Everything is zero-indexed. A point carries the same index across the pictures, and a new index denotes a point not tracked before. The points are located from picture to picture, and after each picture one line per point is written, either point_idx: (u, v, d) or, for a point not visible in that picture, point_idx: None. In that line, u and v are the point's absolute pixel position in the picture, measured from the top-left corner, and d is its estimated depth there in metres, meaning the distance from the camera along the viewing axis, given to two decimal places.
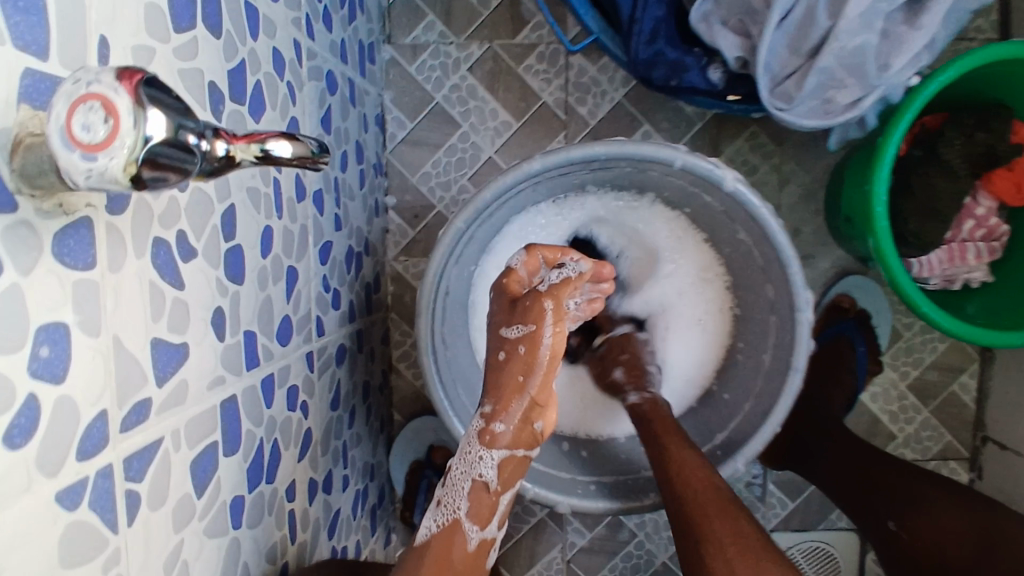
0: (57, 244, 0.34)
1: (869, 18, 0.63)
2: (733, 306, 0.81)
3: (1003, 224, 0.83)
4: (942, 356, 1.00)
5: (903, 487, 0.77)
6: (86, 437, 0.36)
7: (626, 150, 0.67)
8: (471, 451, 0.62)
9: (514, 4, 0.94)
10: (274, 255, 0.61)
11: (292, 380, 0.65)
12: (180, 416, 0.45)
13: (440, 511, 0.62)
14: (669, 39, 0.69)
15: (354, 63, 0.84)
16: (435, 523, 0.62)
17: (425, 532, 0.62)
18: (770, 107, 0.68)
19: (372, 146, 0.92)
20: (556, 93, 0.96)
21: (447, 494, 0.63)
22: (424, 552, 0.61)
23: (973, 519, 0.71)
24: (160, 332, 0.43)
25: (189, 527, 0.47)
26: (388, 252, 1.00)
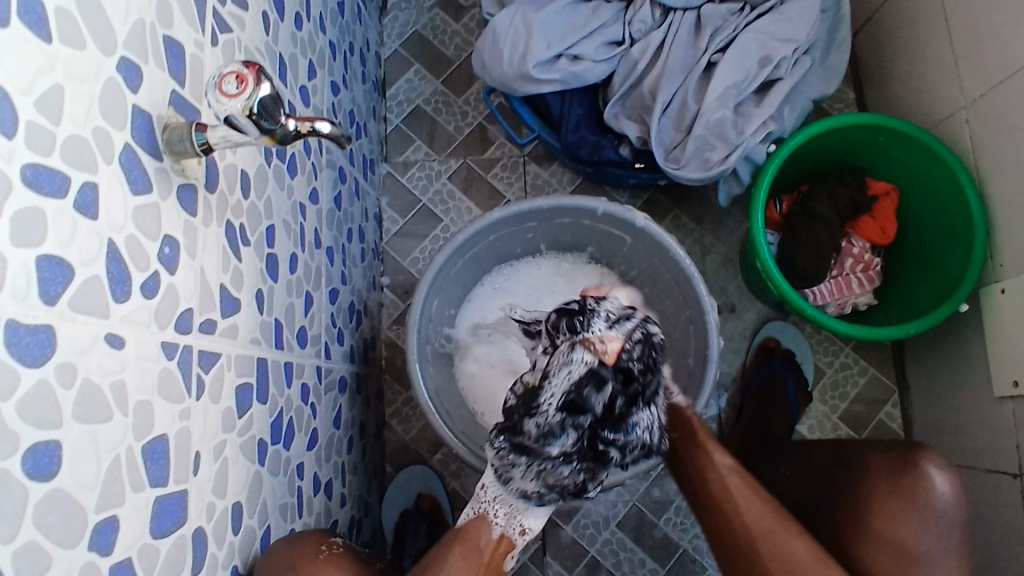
0: (178, 192, 0.55)
1: (724, 101, 0.91)
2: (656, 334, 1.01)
3: (876, 259, 1.04)
4: (865, 388, 1.14)
5: (799, 454, 0.94)
6: (180, 318, 0.54)
7: (561, 201, 0.91)
8: (482, 494, 0.82)
9: (482, 130, 1.24)
10: (298, 275, 0.82)
11: (304, 378, 0.82)
12: (232, 347, 0.63)
13: (475, 504, 0.83)
14: (589, 129, 0.97)
15: (359, 168, 1.10)
16: (472, 512, 0.82)
17: (465, 517, 0.82)
18: (665, 166, 0.93)
19: (371, 234, 1.15)
20: (517, 192, 1.22)
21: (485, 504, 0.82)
22: (462, 533, 0.81)
23: (833, 453, 0.87)
24: (226, 281, 0.62)
25: (230, 435, 0.62)
26: (383, 322, 1.19)
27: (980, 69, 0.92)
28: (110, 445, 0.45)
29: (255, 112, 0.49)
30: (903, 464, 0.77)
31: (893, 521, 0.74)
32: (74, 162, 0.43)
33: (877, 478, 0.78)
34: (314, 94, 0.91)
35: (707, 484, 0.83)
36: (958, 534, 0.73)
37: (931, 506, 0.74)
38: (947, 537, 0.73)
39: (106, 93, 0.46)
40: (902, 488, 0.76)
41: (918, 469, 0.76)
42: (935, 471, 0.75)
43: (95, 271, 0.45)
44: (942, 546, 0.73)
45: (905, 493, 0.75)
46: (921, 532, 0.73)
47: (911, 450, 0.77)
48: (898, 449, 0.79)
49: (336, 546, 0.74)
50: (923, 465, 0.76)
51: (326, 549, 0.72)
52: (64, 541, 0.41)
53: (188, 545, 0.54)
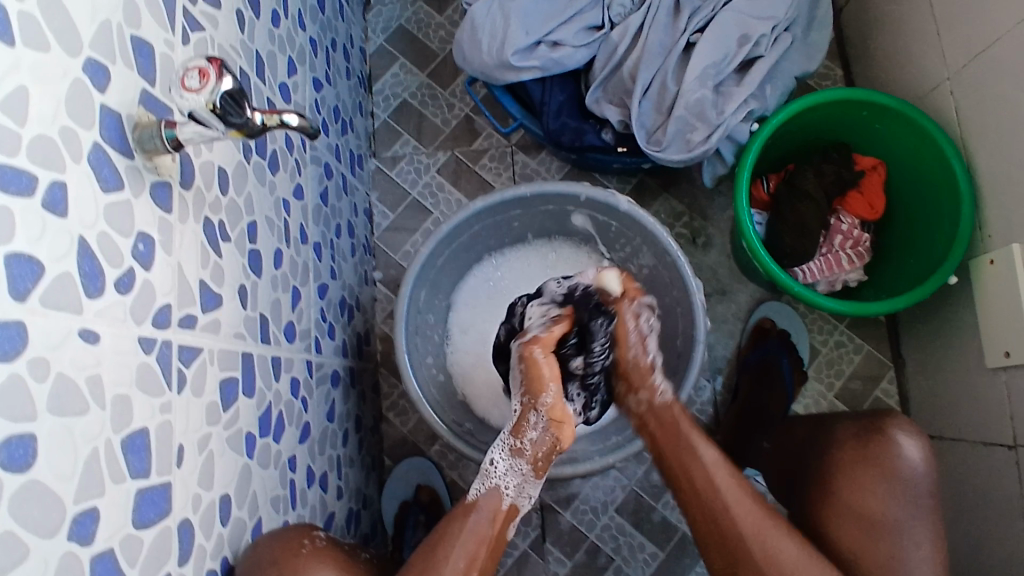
0: (151, 190, 0.56)
1: (703, 81, 0.91)
2: None
3: (865, 235, 1.03)
4: (860, 366, 1.13)
5: (781, 428, 0.94)
6: (158, 314, 0.55)
7: (544, 188, 0.91)
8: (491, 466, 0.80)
9: (469, 122, 1.24)
10: (283, 270, 0.82)
11: (293, 372, 0.82)
12: (214, 342, 0.64)
13: (483, 479, 0.80)
14: (571, 115, 0.97)
15: (346, 163, 1.11)
16: (481, 488, 0.79)
17: (475, 492, 0.79)
18: (647, 149, 0.93)
19: (361, 229, 1.16)
20: (506, 182, 1.23)
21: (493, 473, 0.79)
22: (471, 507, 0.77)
23: (809, 424, 0.87)
24: (205, 277, 0.63)
25: (215, 428, 0.63)
26: (377, 317, 1.20)
27: (962, 38, 0.91)
28: (87, 438, 0.46)
29: (218, 106, 0.49)
30: (868, 432, 0.78)
31: (859, 490, 0.75)
32: (41, 162, 0.44)
33: (844, 449, 0.78)
34: (295, 90, 0.91)
35: (695, 478, 0.78)
36: (926, 501, 0.74)
37: (898, 474, 0.75)
38: (915, 504, 0.74)
39: (72, 93, 0.47)
40: (868, 454, 0.76)
41: (884, 437, 0.76)
42: (901, 438, 0.76)
43: (67, 267, 0.45)
44: (909, 515, 0.73)
45: (872, 459, 0.76)
46: (888, 501, 0.74)
47: (877, 419, 0.78)
48: (866, 418, 0.80)
49: (319, 539, 0.73)
50: (888, 432, 0.77)
51: (309, 543, 0.71)
52: (42, 532, 0.42)
53: (173, 536, 0.55)
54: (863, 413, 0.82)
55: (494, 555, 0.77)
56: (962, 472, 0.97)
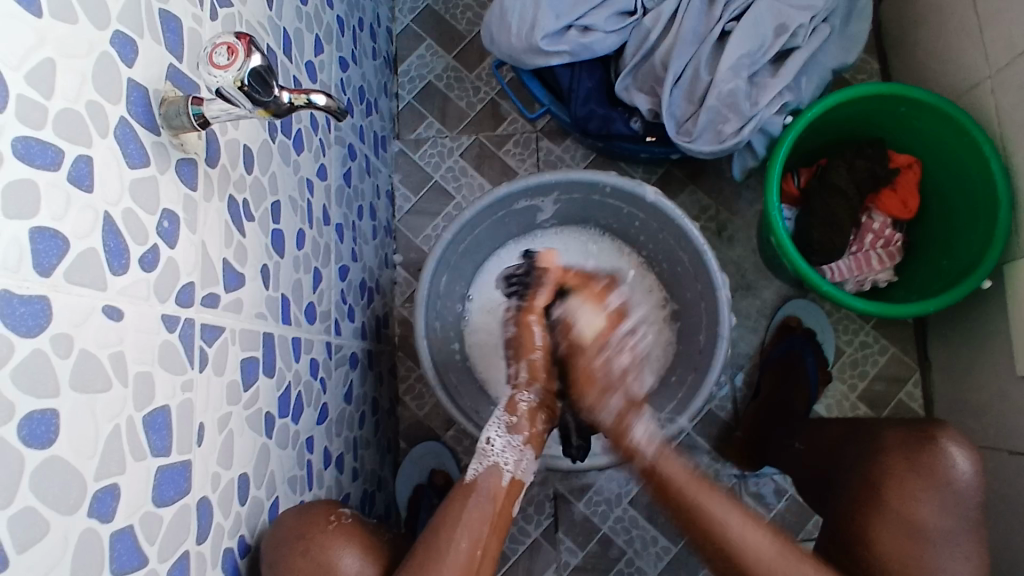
0: (177, 168, 0.55)
1: (737, 71, 0.89)
2: (669, 306, 1.00)
3: (898, 234, 1.01)
4: (885, 368, 1.11)
5: (813, 427, 0.93)
6: (181, 293, 0.55)
7: (570, 176, 0.89)
8: (486, 448, 0.82)
9: (494, 106, 1.23)
10: (305, 251, 0.82)
11: (313, 353, 0.82)
12: (236, 321, 0.64)
13: (481, 461, 0.80)
14: (599, 101, 0.95)
15: (370, 144, 1.10)
16: (478, 467, 0.79)
17: (473, 472, 0.79)
18: (676, 140, 0.91)
19: (383, 211, 1.15)
20: (529, 168, 1.21)
21: (489, 451, 0.81)
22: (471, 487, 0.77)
23: (852, 427, 0.84)
24: (228, 257, 0.63)
25: (236, 407, 0.63)
26: (396, 300, 1.19)
27: (1005, 35, 0.88)
28: (109, 415, 0.46)
29: (246, 84, 0.48)
30: (920, 440, 0.75)
31: (909, 497, 0.72)
32: (67, 136, 0.43)
33: (893, 454, 0.75)
34: (321, 70, 0.90)
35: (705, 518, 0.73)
36: (973, 515, 0.71)
37: (949, 485, 0.72)
38: (963, 518, 0.71)
39: (99, 68, 0.46)
40: (918, 463, 0.73)
41: (936, 444, 0.74)
42: (953, 448, 0.73)
43: (91, 243, 0.45)
44: (959, 527, 0.71)
45: (922, 468, 0.73)
46: (937, 511, 0.71)
47: (929, 426, 0.76)
48: (916, 425, 0.77)
49: (346, 516, 0.71)
50: (940, 441, 0.74)
51: (335, 520, 0.69)
52: (62, 507, 0.42)
53: (192, 514, 0.55)
54: (911, 420, 0.79)
55: (500, 535, 0.75)
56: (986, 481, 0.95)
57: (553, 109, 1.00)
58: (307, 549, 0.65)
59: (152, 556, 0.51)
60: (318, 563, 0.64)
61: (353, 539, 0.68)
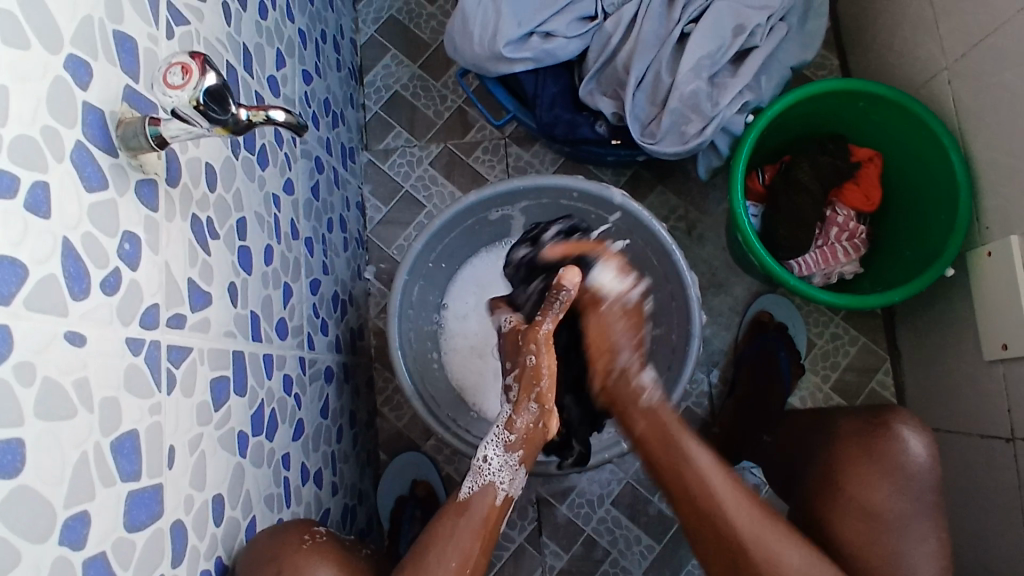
0: (137, 188, 0.55)
1: (698, 72, 0.90)
2: None
3: (862, 227, 1.02)
4: (856, 358, 1.13)
5: (780, 419, 0.94)
6: (146, 314, 0.54)
7: (538, 182, 0.90)
8: (482, 465, 0.78)
9: (461, 114, 1.23)
10: (274, 266, 0.81)
11: (286, 369, 0.82)
12: (204, 341, 0.63)
13: (474, 477, 0.78)
14: (564, 106, 0.96)
15: (337, 156, 1.10)
16: (472, 485, 0.77)
17: (467, 490, 0.77)
18: (642, 142, 0.93)
19: (354, 223, 1.15)
20: (499, 174, 1.22)
21: (483, 468, 0.78)
22: (462, 506, 0.75)
23: (811, 417, 0.86)
24: (194, 276, 0.62)
25: (207, 427, 0.62)
26: (371, 311, 1.19)
27: (959, 29, 0.91)
28: (75, 442, 0.45)
29: (201, 103, 0.48)
30: (873, 426, 0.77)
31: (864, 482, 0.74)
32: (23, 162, 0.43)
33: (850, 442, 0.77)
34: (283, 84, 0.90)
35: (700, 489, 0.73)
36: (930, 497, 0.73)
37: (906, 471, 0.74)
38: (920, 501, 0.73)
39: (52, 92, 0.46)
40: (874, 451, 0.75)
41: (888, 430, 0.76)
42: (908, 434, 0.75)
43: (50, 269, 0.44)
44: (915, 509, 0.72)
45: (877, 456, 0.75)
46: (892, 495, 0.73)
47: (883, 413, 0.78)
48: (870, 414, 0.79)
49: (320, 535, 0.72)
50: (894, 426, 0.76)
51: (310, 538, 0.70)
52: (32, 535, 0.41)
53: (166, 537, 0.55)
54: (868, 408, 0.81)
55: (489, 553, 0.74)
56: (957, 463, 0.97)
57: (518, 116, 1.00)
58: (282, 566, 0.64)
59: None
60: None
61: (330, 556, 0.68)
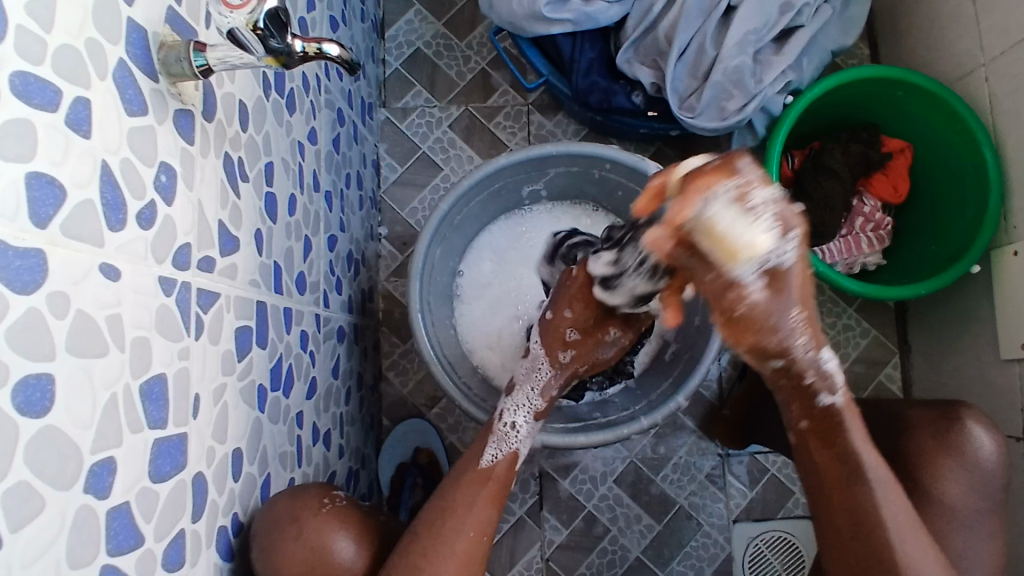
0: (175, 119, 0.51)
1: (742, 47, 0.88)
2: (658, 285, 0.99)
3: (887, 219, 1.02)
4: (866, 350, 1.13)
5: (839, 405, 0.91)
6: (179, 254, 0.51)
7: (573, 149, 0.87)
8: (505, 435, 0.78)
9: (485, 77, 1.19)
10: (297, 217, 0.78)
11: (303, 325, 0.79)
12: (231, 288, 0.60)
13: (499, 444, 0.77)
14: (601, 74, 0.93)
15: (357, 111, 1.06)
16: (498, 453, 0.76)
17: (491, 459, 0.75)
18: (679, 116, 0.90)
19: (369, 182, 1.11)
20: (520, 142, 1.19)
21: (502, 434, 0.78)
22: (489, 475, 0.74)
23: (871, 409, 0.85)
24: (224, 219, 0.59)
25: (230, 378, 0.59)
26: (381, 274, 1.16)
27: (1002, 24, 0.89)
28: (106, 383, 0.43)
29: (259, 27, 0.45)
30: (947, 419, 0.75)
31: (936, 474, 0.74)
32: (67, 75, 0.39)
33: (921, 433, 0.76)
34: (312, 27, 0.86)
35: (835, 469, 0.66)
36: (996, 494, 0.74)
37: (978, 466, 0.74)
38: (987, 497, 0.73)
39: (100, 2, 0.42)
40: (948, 444, 0.74)
41: (960, 424, 0.75)
42: (979, 429, 0.74)
43: (89, 195, 0.41)
44: (982, 505, 0.73)
45: (950, 449, 0.74)
46: (964, 491, 0.73)
47: (952, 406, 0.76)
48: (939, 405, 0.77)
49: (340, 499, 0.69)
50: (966, 421, 0.75)
51: (330, 502, 0.67)
52: (57, 482, 0.38)
53: (188, 489, 0.52)
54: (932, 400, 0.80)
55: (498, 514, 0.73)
56: None
57: (550, 81, 0.97)
58: (300, 533, 0.62)
59: (148, 534, 0.47)
60: (309, 547, 0.63)
61: (346, 524, 0.66)
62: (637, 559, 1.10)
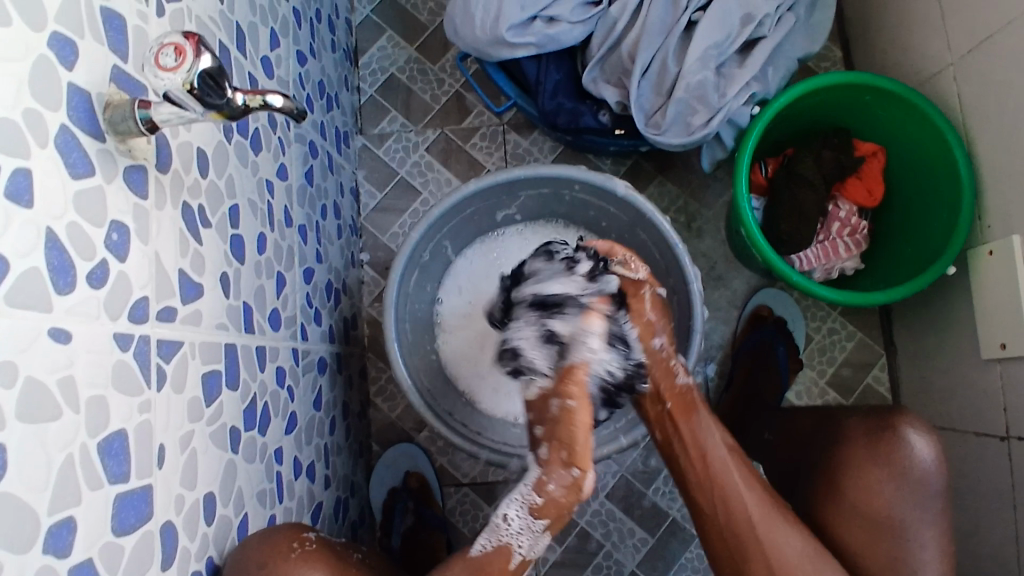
0: (126, 175, 0.52)
1: (705, 62, 0.88)
2: None
3: (863, 223, 1.02)
4: (853, 353, 1.12)
5: (784, 418, 0.93)
6: (135, 308, 0.52)
7: (540, 172, 0.88)
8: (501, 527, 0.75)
9: (459, 99, 1.20)
10: (267, 255, 0.79)
11: (279, 361, 0.80)
12: (196, 334, 0.61)
13: (492, 534, 0.76)
14: (567, 95, 0.93)
15: (331, 141, 1.07)
16: (488, 543, 0.75)
17: (482, 548, 0.75)
18: (646, 133, 0.91)
19: (348, 210, 1.12)
20: (497, 162, 1.19)
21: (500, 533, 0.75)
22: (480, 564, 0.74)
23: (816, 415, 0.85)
24: (185, 267, 0.60)
25: (198, 424, 0.60)
26: (364, 300, 1.17)
27: (966, 24, 0.89)
28: (60, 444, 0.43)
29: (196, 87, 0.45)
30: (882, 428, 0.76)
31: (865, 486, 0.74)
32: (2, 147, 0.40)
33: (856, 442, 0.77)
34: (277, 65, 0.87)
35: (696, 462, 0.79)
36: (935, 502, 0.73)
37: (910, 474, 0.73)
38: (925, 506, 0.73)
39: (35, 72, 0.43)
40: (878, 454, 0.75)
41: (896, 433, 0.75)
42: (916, 436, 0.74)
43: (33, 263, 0.42)
44: (919, 514, 0.73)
45: (883, 459, 0.74)
46: (895, 500, 0.73)
47: (892, 415, 0.76)
48: (880, 413, 0.77)
49: (309, 541, 0.70)
50: (902, 429, 0.75)
51: (299, 547, 0.68)
52: (12, 546, 0.39)
53: (156, 539, 0.53)
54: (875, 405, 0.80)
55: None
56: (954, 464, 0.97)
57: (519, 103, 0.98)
58: None
59: None
60: None
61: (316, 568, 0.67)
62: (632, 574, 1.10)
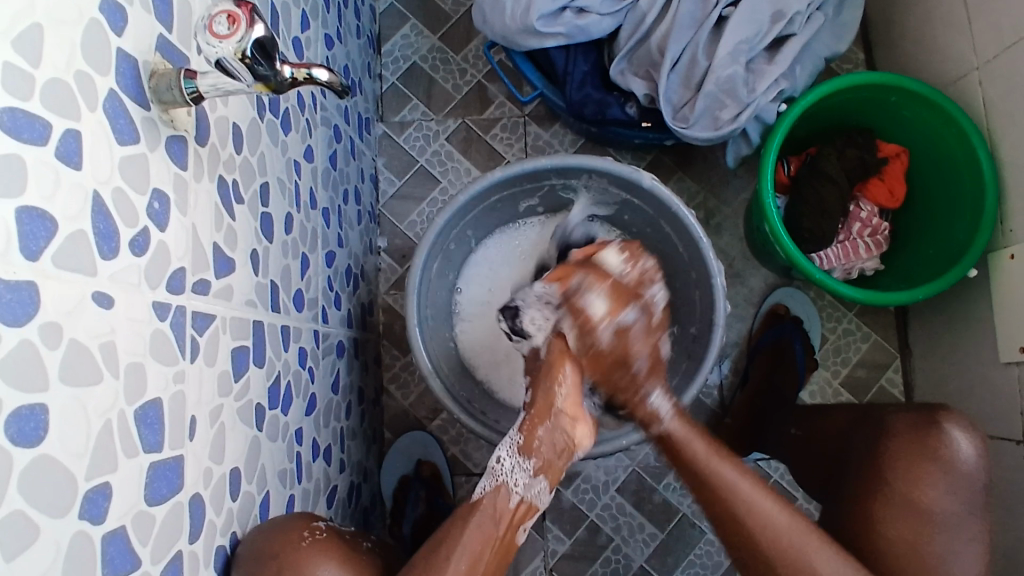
0: (167, 145, 0.52)
1: (734, 57, 0.88)
2: None
3: (884, 224, 1.02)
4: (867, 354, 1.12)
5: (811, 416, 0.93)
6: (173, 278, 0.52)
7: (567, 162, 0.88)
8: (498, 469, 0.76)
9: (481, 89, 1.20)
10: (293, 236, 0.79)
11: (302, 342, 0.80)
12: (226, 309, 0.61)
13: (490, 477, 0.76)
14: (594, 86, 0.93)
15: (354, 126, 1.06)
16: (485, 486, 0.75)
17: (480, 491, 0.75)
18: (673, 126, 0.91)
19: (367, 197, 1.12)
20: (517, 153, 1.19)
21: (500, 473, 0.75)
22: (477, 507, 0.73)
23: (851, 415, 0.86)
24: (219, 241, 0.60)
25: (227, 399, 0.60)
26: (381, 287, 1.16)
27: (994, 28, 0.89)
28: (100, 410, 0.43)
29: (248, 56, 0.45)
30: (927, 424, 0.75)
31: (914, 481, 0.73)
32: (55, 109, 0.40)
33: (900, 437, 0.76)
34: (307, 46, 0.87)
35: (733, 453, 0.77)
36: (979, 499, 0.73)
37: (956, 470, 0.73)
38: (970, 501, 0.72)
39: (87, 36, 0.43)
40: (924, 448, 0.74)
41: (940, 428, 0.75)
42: (962, 434, 0.74)
43: (80, 226, 0.42)
44: (966, 510, 0.72)
45: (929, 453, 0.74)
46: (943, 495, 0.72)
47: (935, 411, 0.76)
48: (922, 410, 0.77)
49: (320, 530, 0.68)
50: (947, 426, 0.75)
51: (309, 535, 0.66)
52: (51, 510, 0.39)
53: (185, 511, 0.53)
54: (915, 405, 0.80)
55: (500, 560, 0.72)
56: None
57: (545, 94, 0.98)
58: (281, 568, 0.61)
59: (145, 557, 0.48)
60: None
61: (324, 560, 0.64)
62: (640, 568, 1.10)
